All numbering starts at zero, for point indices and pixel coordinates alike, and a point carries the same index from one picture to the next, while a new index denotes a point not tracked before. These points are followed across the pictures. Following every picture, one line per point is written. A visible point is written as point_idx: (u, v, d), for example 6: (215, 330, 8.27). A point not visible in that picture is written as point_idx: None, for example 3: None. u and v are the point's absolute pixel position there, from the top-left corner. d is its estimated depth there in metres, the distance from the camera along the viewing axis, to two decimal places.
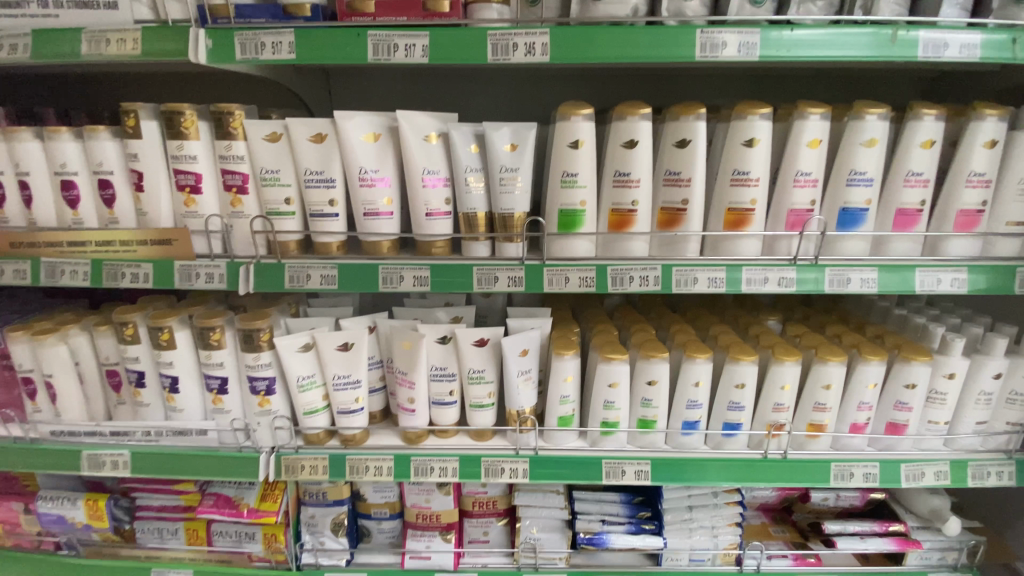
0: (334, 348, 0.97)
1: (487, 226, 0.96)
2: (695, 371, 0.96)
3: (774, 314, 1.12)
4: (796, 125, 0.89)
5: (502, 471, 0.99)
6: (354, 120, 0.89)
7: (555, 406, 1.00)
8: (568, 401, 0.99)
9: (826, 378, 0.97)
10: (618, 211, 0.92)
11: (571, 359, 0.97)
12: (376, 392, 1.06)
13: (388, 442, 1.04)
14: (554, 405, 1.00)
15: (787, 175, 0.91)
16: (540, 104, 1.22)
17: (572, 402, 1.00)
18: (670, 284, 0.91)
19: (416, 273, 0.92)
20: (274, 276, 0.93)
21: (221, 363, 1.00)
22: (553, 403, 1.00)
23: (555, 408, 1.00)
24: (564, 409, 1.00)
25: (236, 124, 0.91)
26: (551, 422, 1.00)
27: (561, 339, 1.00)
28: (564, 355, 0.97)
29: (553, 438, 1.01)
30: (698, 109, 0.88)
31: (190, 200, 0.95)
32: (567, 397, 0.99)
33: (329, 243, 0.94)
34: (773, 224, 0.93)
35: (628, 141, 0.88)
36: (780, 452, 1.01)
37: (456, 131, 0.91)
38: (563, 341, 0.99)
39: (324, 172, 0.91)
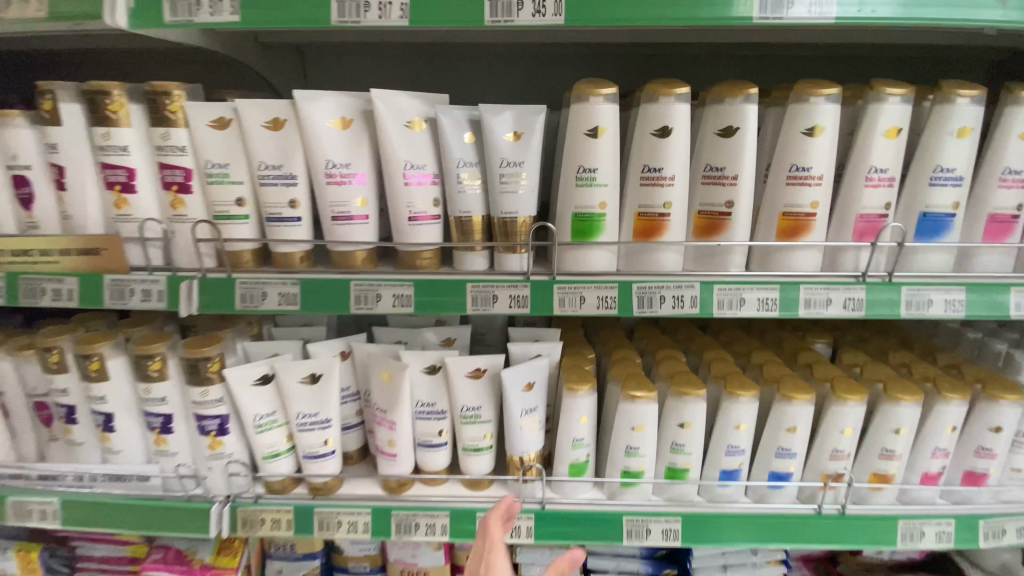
0: (298, 381, 0.80)
1: (484, 233, 0.79)
2: (737, 412, 0.79)
3: (823, 336, 0.95)
4: (869, 110, 0.72)
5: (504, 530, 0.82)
6: (318, 102, 0.71)
7: (566, 452, 0.82)
8: (582, 445, 0.82)
9: (896, 421, 0.80)
10: (646, 215, 0.74)
11: (586, 395, 0.80)
12: (352, 429, 0.90)
13: (364, 491, 0.87)
14: (565, 451, 0.82)
15: (856, 171, 0.73)
16: (548, 87, 1.05)
17: (587, 447, 0.83)
18: (710, 306, 0.73)
19: (395, 290, 0.75)
20: (223, 295, 0.76)
21: (163, 398, 0.83)
22: (564, 449, 0.82)
23: (565, 455, 0.83)
24: (577, 455, 0.83)
25: (174, 109, 0.74)
26: (561, 471, 0.83)
27: (574, 370, 0.83)
28: (578, 391, 0.80)
29: (563, 489, 0.84)
30: (748, 90, 0.71)
31: (122, 201, 0.78)
32: (581, 442, 0.82)
33: (290, 254, 0.77)
34: (837, 232, 0.76)
35: (660, 128, 0.71)
36: (837, 507, 0.84)
37: (445, 115, 0.73)
38: (577, 374, 0.82)
39: (282, 166, 0.74)
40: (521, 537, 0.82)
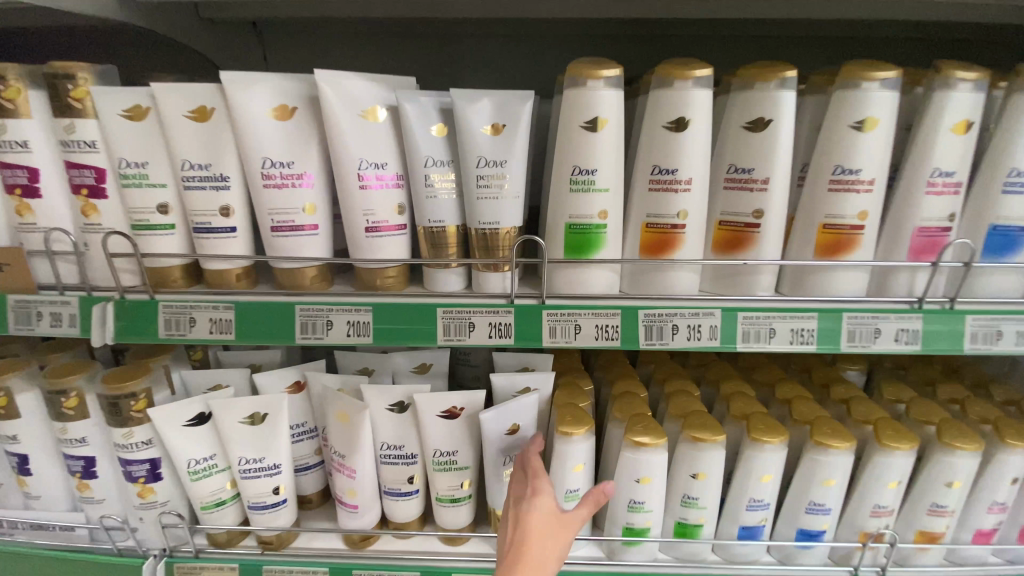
0: (240, 421, 0.68)
1: (461, 247, 0.65)
2: (761, 462, 0.67)
3: (857, 364, 0.82)
4: (934, 98, 0.59)
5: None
6: (251, 86, 0.58)
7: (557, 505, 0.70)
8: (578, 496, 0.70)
9: (950, 472, 0.67)
10: (655, 227, 0.61)
11: (583, 440, 0.67)
12: (310, 470, 0.77)
13: (323, 544, 0.75)
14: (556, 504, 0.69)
15: (915, 175, 0.60)
16: (539, 73, 0.91)
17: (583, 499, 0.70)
18: (733, 338, 0.60)
19: (349, 316, 0.61)
20: (144, 322, 0.63)
21: (82, 439, 0.70)
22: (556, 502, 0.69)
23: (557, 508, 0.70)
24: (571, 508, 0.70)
25: (79, 95, 0.61)
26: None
27: (568, 409, 0.69)
28: (572, 436, 0.66)
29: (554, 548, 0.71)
30: (784, 72, 0.57)
31: (24, 207, 0.65)
32: (576, 494, 0.69)
33: (225, 271, 0.64)
34: (888, 248, 0.62)
35: (675, 119, 0.58)
36: (875, 570, 0.71)
37: (409, 103, 0.60)
38: (571, 413, 0.69)
39: (212, 166, 0.60)
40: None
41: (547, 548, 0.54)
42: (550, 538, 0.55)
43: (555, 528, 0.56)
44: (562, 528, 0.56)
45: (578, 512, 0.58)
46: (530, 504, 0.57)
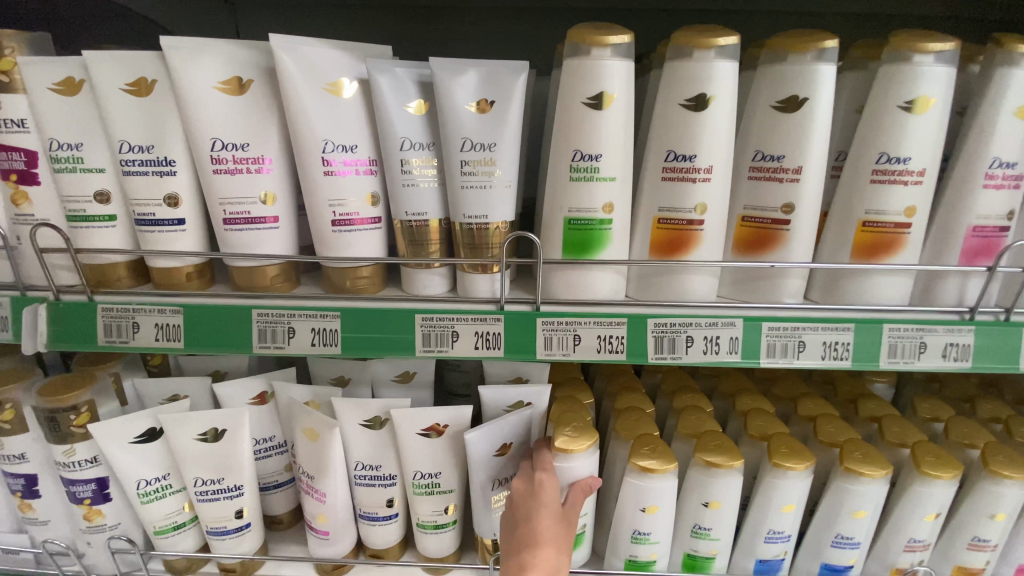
0: (194, 439, 0.60)
1: (444, 244, 0.57)
2: (782, 491, 0.59)
3: (886, 376, 0.74)
4: (996, 76, 0.50)
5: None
6: (197, 54, 0.49)
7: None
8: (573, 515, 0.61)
9: (996, 504, 0.59)
10: (668, 223, 0.53)
11: (585, 459, 0.59)
12: (280, 488, 0.70)
13: (293, 572, 0.67)
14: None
15: (970, 165, 0.52)
16: (535, 48, 0.81)
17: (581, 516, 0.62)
18: (756, 353, 0.52)
19: (315, 323, 0.54)
20: (84, 327, 0.55)
21: (21, 456, 0.63)
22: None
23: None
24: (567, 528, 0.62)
25: (5, 67, 0.52)
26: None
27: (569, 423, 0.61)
28: (572, 454, 0.58)
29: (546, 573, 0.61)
30: (823, 42, 0.48)
31: None
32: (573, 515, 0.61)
33: (174, 270, 0.56)
34: (935, 250, 0.54)
35: (693, 97, 0.49)
36: None
37: (384, 76, 0.51)
38: (571, 424, 0.61)
39: (154, 148, 0.52)
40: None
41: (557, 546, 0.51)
42: (560, 534, 0.52)
43: (561, 524, 0.53)
44: (566, 525, 0.53)
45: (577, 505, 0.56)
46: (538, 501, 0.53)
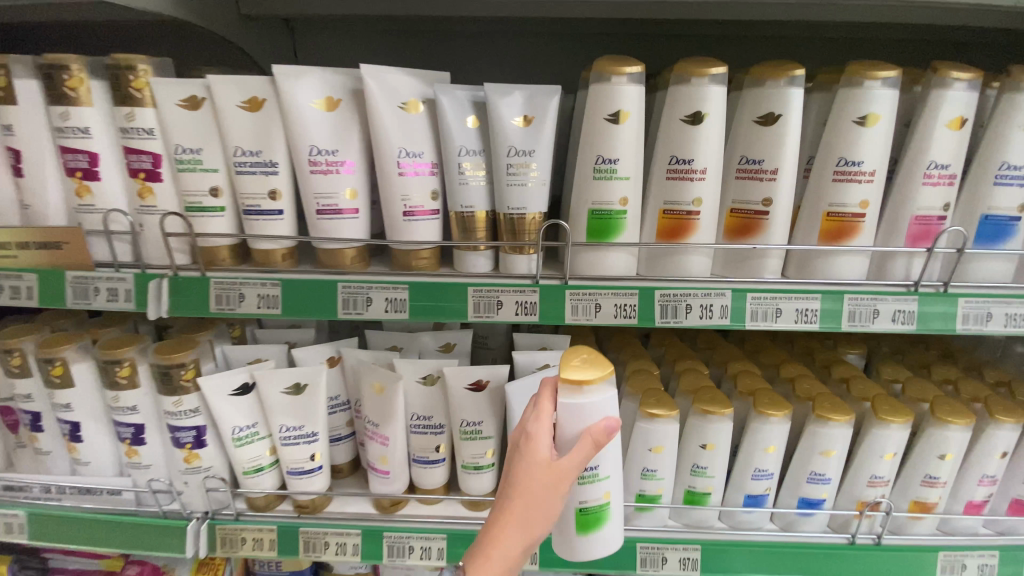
0: (282, 391, 0.73)
1: (489, 231, 0.70)
2: (765, 434, 0.72)
3: (857, 348, 0.87)
4: (932, 96, 0.63)
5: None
6: (301, 80, 0.63)
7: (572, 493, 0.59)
8: (597, 490, 0.60)
9: (943, 446, 0.72)
10: (672, 213, 0.66)
11: (603, 393, 0.53)
12: (342, 441, 0.83)
13: (356, 510, 0.80)
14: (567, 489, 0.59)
15: (912, 167, 0.65)
16: (558, 71, 0.95)
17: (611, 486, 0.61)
18: (742, 317, 0.65)
19: (388, 294, 0.67)
20: (197, 298, 0.68)
21: (133, 407, 0.75)
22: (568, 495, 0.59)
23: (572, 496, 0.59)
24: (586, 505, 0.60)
25: (139, 86, 0.65)
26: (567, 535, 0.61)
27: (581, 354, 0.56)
28: (586, 387, 0.52)
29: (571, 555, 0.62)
30: (793, 71, 0.62)
31: (84, 189, 0.69)
32: (594, 499, 0.59)
33: (271, 251, 0.69)
34: (887, 236, 0.67)
35: (691, 114, 0.63)
36: (872, 537, 0.76)
37: (446, 96, 0.65)
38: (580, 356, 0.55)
39: (261, 152, 0.65)
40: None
41: (533, 505, 0.51)
42: (539, 493, 0.51)
43: (547, 482, 0.51)
44: (554, 481, 0.51)
45: (575, 461, 0.51)
46: (522, 456, 0.52)
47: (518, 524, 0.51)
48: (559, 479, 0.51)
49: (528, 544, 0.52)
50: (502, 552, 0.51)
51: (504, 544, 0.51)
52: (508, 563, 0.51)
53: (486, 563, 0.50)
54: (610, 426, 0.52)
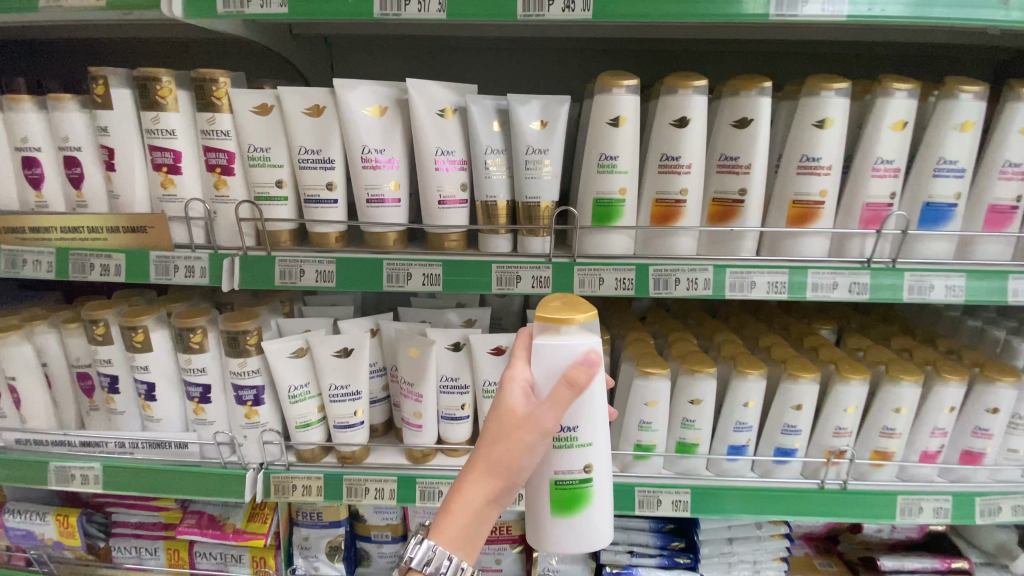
0: (331, 354, 0.86)
1: (509, 217, 0.83)
2: (745, 390, 0.84)
3: (829, 323, 0.99)
4: (877, 104, 0.75)
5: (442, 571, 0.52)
6: (357, 91, 0.76)
7: (552, 456, 0.62)
8: (577, 458, 0.63)
9: (898, 400, 0.84)
10: (663, 202, 0.79)
11: (580, 334, 0.58)
12: (378, 403, 0.95)
13: (392, 461, 0.92)
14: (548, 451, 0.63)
15: (863, 162, 0.77)
16: (568, 82, 1.09)
17: (592, 456, 0.63)
18: (722, 289, 0.77)
19: (425, 270, 0.79)
20: (264, 272, 0.81)
21: (203, 369, 0.87)
22: (549, 460, 0.63)
23: (554, 461, 0.63)
24: (564, 478, 0.63)
25: (219, 95, 0.78)
26: (547, 510, 0.64)
27: (561, 299, 0.62)
28: (565, 327, 0.58)
29: (552, 531, 0.65)
30: (762, 83, 0.74)
31: (168, 182, 0.82)
32: (573, 469, 0.63)
33: (326, 234, 0.82)
34: (844, 221, 0.80)
35: (678, 119, 0.76)
36: (839, 483, 0.88)
37: (475, 105, 0.78)
38: (565, 302, 0.62)
39: (321, 151, 0.79)
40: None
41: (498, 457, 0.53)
42: (504, 445, 0.53)
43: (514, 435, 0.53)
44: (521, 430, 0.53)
45: (546, 414, 0.53)
46: (493, 409, 0.55)
47: (481, 474, 0.53)
48: (529, 432, 0.53)
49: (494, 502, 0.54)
50: (464, 504, 0.52)
51: (466, 498, 0.53)
52: (472, 518, 0.53)
53: (450, 515, 0.52)
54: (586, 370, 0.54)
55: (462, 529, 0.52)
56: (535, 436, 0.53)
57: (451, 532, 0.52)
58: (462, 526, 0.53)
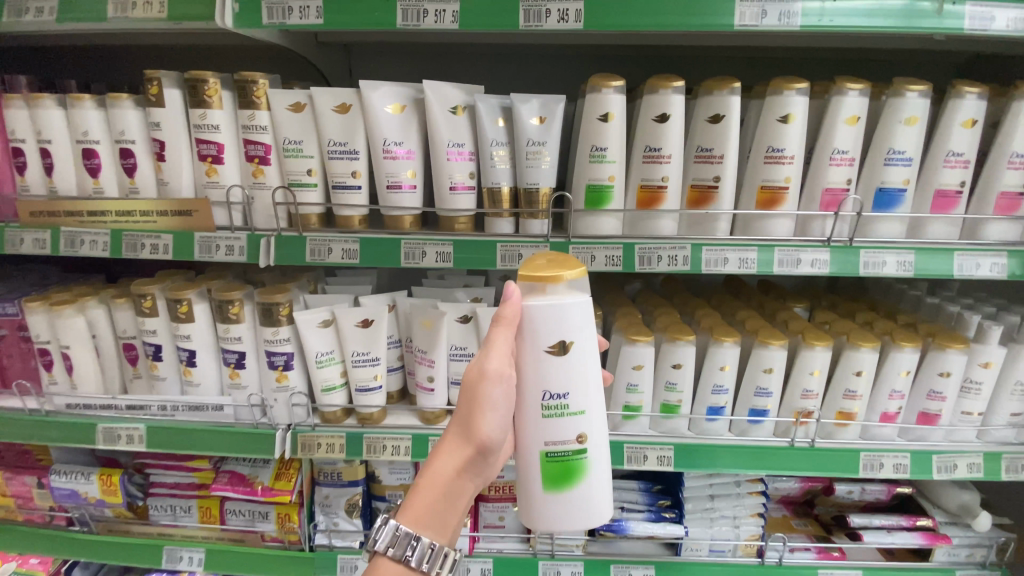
0: (354, 324, 0.97)
1: (511, 203, 0.94)
2: (721, 355, 0.94)
3: (802, 302, 1.10)
4: (834, 101, 0.86)
5: (415, 549, 0.62)
6: (379, 92, 0.88)
7: (544, 425, 0.67)
8: (570, 428, 0.67)
9: (858, 364, 0.94)
10: (647, 188, 0.90)
11: (566, 292, 0.65)
12: (395, 371, 1.05)
13: (406, 422, 1.02)
14: (538, 420, 0.67)
15: (823, 153, 0.88)
16: (566, 84, 1.20)
17: (585, 426, 0.68)
18: (699, 264, 0.88)
19: (438, 248, 0.90)
20: (296, 250, 0.91)
21: (239, 338, 0.98)
22: (540, 429, 0.67)
23: (545, 431, 0.67)
24: (554, 450, 0.67)
25: (259, 94, 0.89)
26: (543, 482, 0.69)
27: (548, 258, 0.67)
28: (549, 287, 0.64)
29: (547, 503, 0.70)
30: (733, 83, 0.85)
31: (212, 170, 0.93)
32: (567, 440, 0.67)
33: (351, 218, 0.93)
34: (807, 205, 0.91)
35: (659, 115, 0.87)
36: (808, 441, 0.98)
37: (482, 103, 0.89)
38: (550, 261, 0.66)
39: (348, 144, 0.90)
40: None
41: (462, 418, 0.65)
42: (461, 411, 0.65)
43: (471, 392, 0.64)
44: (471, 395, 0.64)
45: (488, 361, 0.64)
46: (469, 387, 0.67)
47: (445, 449, 0.65)
48: (479, 384, 0.63)
49: (460, 468, 0.64)
50: (430, 481, 0.64)
51: (433, 473, 0.64)
52: (438, 487, 0.64)
53: (419, 494, 0.64)
54: (514, 306, 0.64)
55: (427, 506, 0.63)
56: (486, 384, 0.64)
57: (417, 509, 0.63)
58: (431, 498, 0.64)
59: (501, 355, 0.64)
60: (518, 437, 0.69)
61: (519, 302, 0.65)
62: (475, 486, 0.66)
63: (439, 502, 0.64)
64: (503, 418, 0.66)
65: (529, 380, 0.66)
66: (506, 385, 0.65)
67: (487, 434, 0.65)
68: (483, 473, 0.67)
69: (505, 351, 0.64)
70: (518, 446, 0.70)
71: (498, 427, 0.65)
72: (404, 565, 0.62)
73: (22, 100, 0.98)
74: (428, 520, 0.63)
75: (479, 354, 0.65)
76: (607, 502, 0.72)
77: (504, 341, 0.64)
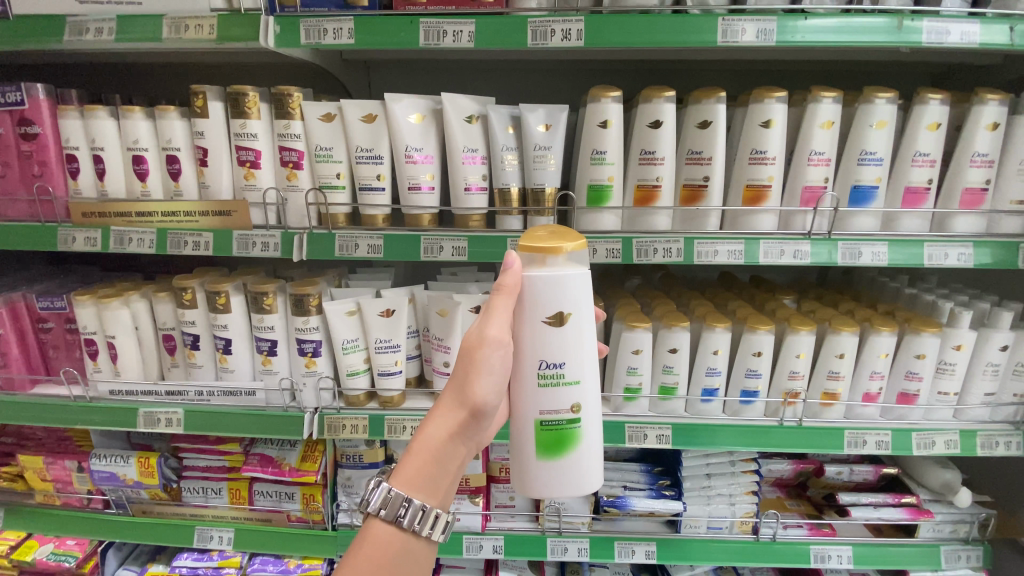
0: (377, 314, 1.06)
1: (520, 201, 1.03)
2: (713, 340, 1.02)
3: (789, 293, 1.19)
4: (810, 108, 0.96)
5: (406, 510, 0.68)
6: (402, 103, 0.99)
7: (540, 393, 0.75)
8: (564, 397, 0.76)
9: (840, 348, 1.02)
10: (643, 187, 0.99)
11: (564, 264, 0.73)
12: (413, 358, 1.14)
13: (423, 405, 1.11)
14: (535, 388, 0.75)
15: (801, 154, 0.98)
16: (569, 94, 1.31)
17: (577, 395, 0.76)
18: (692, 256, 0.97)
19: (454, 243, 1.00)
20: (325, 246, 1.01)
21: (272, 327, 1.07)
22: (536, 396, 0.75)
23: (541, 399, 0.75)
24: (549, 418, 0.75)
25: (294, 105, 1.00)
26: (539, 449, 0.77)
27: (547, 231, 0.76)
28: (549, 260, 0.73)
29: (540, 470, 0.78)
30: (718, 93, 0.95)
31: (250, 174, 1.03)
32: (562, 410, 0.75)
33: (375, 216, 1.03)
34: (789, 201, 1.00)
35: (653, 121, 0.96)
36: (795, 421, 1.06)
37: (494, 113, 1.00)
38: (548, 234, 0.74)
39: (373, 150, 1.00)
40: (434, 535, 0.69)
41: (458, 382, 0.73)
42: (455, 378, 0.73)
43: (471, 356, 0.72)
44: (466, 361, 0.72)
45: (488, 328, 0.72)
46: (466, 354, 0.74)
47: (435, 416, 0.72)
48: (476, 349, 0.71)
49: (453, 430, 0.72)
50: (422, 445, 0.71)
51: (425, 438, 0.71)
52: (429, 450, 0.71)
53: (411, 457, 0.71)
54: (514, 275, 0.72)
55: (418, 467, 0.71)
56: (483, 349, 0.71)
57: (407, 473, 0.70)
58: (421, 462, 0.71)
59: (500, 323, 0.72)
60: (515, 404, 0.77)
61: (520, 272, 0.73)
62: (464, 450, 0.74)
63: (429, 466, 0.71)
64: (497, 382, 0.74)
65: (528, 349, 0.74)
66: (502, 351, 0.73)
67: (481, 397, 0.72)
68: (474, 438, 0.74)
69: (504, 318, 0.72)
70: (515, 413, 0.77)
71: (491, 391, 0.73)
72: (396, 525, 0.69)
73: (77, 111, 1.08)
74: (417, 482, 0.70)
75: (478, 321, 0.73)
76: (597, 468, 0.80)
77: (506, 308, 0.72)
